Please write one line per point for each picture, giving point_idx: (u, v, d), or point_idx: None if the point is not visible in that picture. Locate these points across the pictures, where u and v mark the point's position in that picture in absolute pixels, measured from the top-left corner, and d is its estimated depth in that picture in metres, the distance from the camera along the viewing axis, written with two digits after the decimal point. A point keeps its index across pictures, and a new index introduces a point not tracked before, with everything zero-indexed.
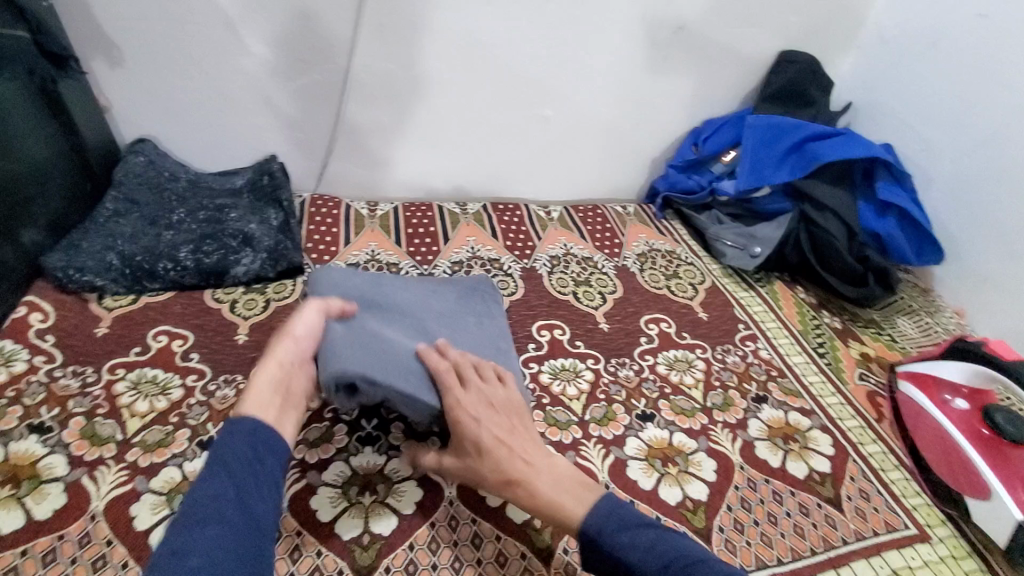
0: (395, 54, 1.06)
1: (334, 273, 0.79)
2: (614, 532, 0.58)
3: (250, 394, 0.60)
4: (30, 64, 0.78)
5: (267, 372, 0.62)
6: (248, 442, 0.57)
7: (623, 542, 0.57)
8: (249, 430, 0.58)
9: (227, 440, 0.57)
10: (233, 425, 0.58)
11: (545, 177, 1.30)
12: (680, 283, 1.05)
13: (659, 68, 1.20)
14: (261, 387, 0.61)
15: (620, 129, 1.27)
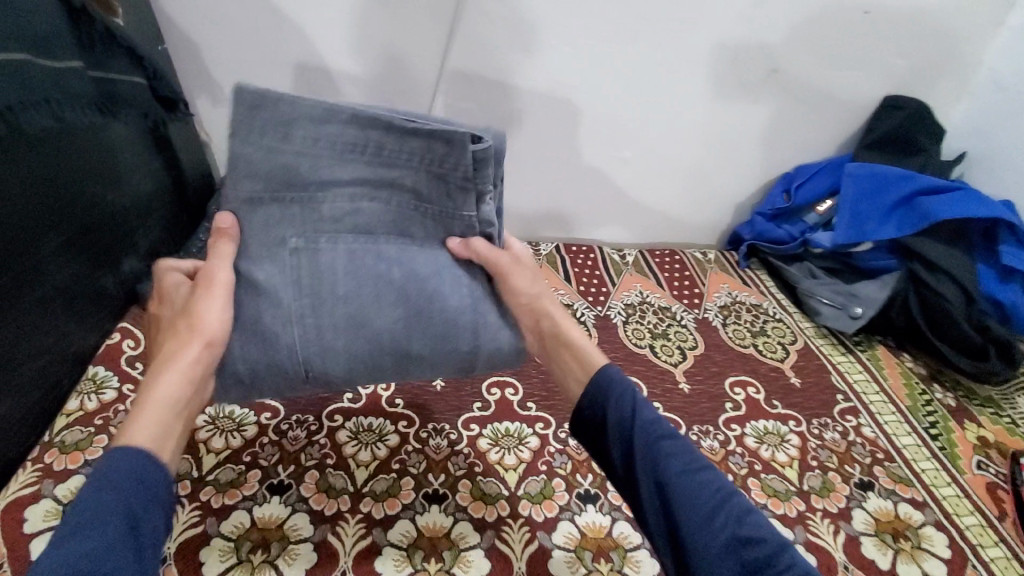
0: (477, 95, 1.07)
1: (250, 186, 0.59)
2: (631, 393, 0.64)
3: (140, 416, 0.54)
4: (144, 108, 0.82)
5: (163, 385, 0.55)
6: (122, 492, 0.49)
7: (637, 403, 0.62)
8: (129, 471, 0.50)
9: (101, 485, 0.49)
10: (111, 462, 0.50)
11: (619, 218, 1.26)
12: (769, 343, 0.99)
13: (749, 111, 1.14)
14: (153, 407, 0.54)
15: (702, 171, 1.21)
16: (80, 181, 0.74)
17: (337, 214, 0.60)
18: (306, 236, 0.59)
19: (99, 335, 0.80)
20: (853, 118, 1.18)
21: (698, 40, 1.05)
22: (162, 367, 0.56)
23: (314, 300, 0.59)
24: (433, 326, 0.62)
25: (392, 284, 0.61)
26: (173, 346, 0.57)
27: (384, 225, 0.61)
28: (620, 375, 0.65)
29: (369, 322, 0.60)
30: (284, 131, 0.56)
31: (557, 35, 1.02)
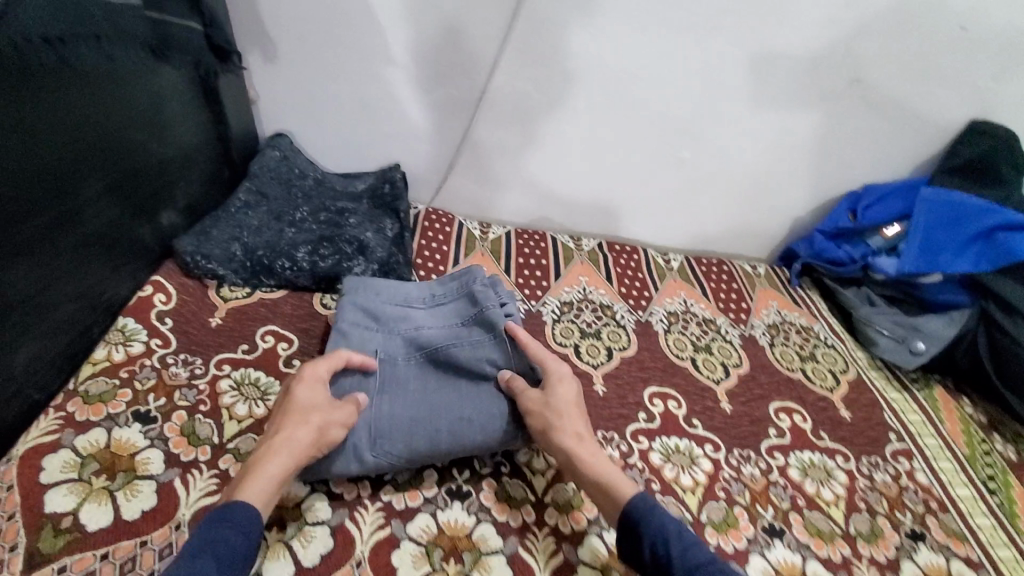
0: (535, 77, 1.02)
1: (354, 320, 0.74)
2: (663, 522, 0.58)
3: (254, 474, 0.56)
4: (195, 56, 0.78)
5: (275, 456, 0.57)
6: (240, 537, 0.52)
7: (671, 537, 0.56)
8: (248, 521, 0.53)
9: (215, 533, 0.51)
10: (227, 510, 0.53)
11: (668, 222, 1.21)
12: (819, 369, 0.94)
13: (821, 121, 1.07)
14: (265, 480, 0.56)
15: (761, 181, 1.15)
16: (128, 125, 0.72)
17: (406, 337, 0.73)
18: (386, 346, 0.73)
19: (132, 286, 0.78)
20: (930, 142, 1.10)
21: (776, 40, 0.98)
22: (281, 447, 0.58)
23: (390, 388, 0.68)
24: (476, 406, 0.67)
25: (449, 378, 0.70)
26: (291, 430, 0.59)
27: (444, 332, 0.74)
28: (646, 503, 0.59)
29: (431, 403, 0.67)
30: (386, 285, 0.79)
31: (625, 23, 0.96)
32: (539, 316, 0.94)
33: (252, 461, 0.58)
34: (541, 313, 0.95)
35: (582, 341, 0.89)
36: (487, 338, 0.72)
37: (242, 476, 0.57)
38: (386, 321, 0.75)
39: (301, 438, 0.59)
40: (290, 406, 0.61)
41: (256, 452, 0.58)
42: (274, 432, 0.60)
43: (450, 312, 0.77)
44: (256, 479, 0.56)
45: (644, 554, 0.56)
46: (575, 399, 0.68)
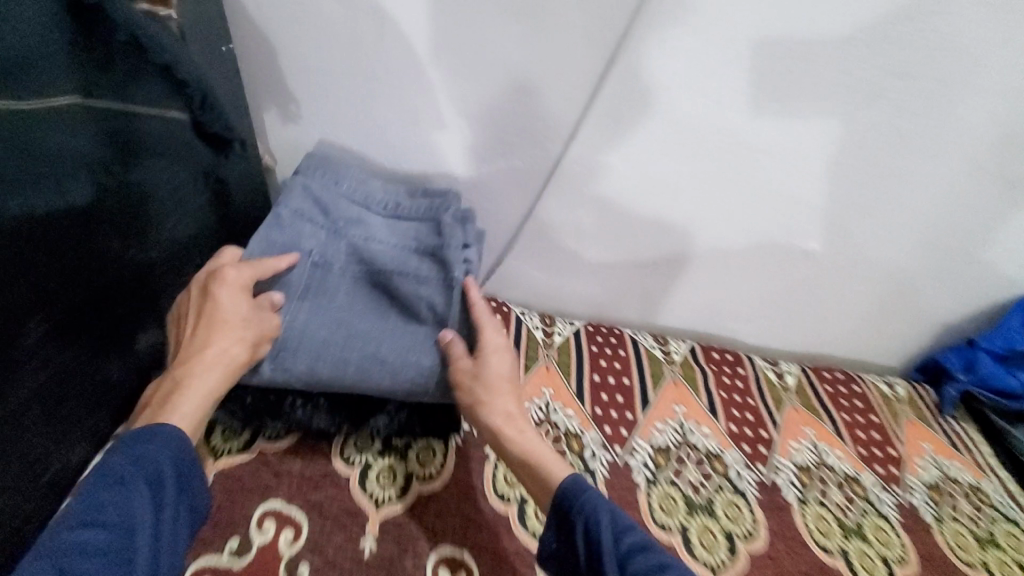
0: (624, 150, 0.79)
1: (293, 206, 0.66)
2: (596, 502, 0.52)
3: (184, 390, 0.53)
4: (177, 148, 0.58)
5: (203, 373, 0.54)
6: (166, 455, 0.50)
7: (605, 515, 0.50)
8: (176, 441, 0.51)
9: (137, 453, 0.49)
10: (151, 431, 0.50)
11: (775, 318, 0.98)
12: (1005, 563, 0.72)
13: (1002, 215, 0.80)
14: (198, 398, 0.53)
15: (905, 280, 0.89)
16: (93, 248, 0.51)
17: (349, 243, 0.67)
18: (323, 246, 0.67)
19: (92, 444, 0.59)
20: None
21: (967, 115, 0.71)
22: (212, 362, 0.54)
23: (312, 296, 0.64)
24: (398, 351, 0.62)
25: (377, 306, 0.65)
26: (218, 342, 0.55)
27: (391, 252, 0.68)
28: (584, 485, 0.53)
29: (351, 329, 0.62)
30: (341, 177, 0.71)
31: (760, 88, 0.71)
32: (628, 474, 0.71)
33: (176, 374, 0.54)
34: (630, 469, 0.71)
35: (692, 520, 0.67)
36: (433, 281, 0.66)
37: (168, 396, 0.53)
38: (336, 213, 0.69)
39: (233, 348, 0.55)
40: (212, 313, 0.56)
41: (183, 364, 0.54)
42: (196, 344, 0.55)
43: (409, 228, 0.70)
44: (184, 394, 0.53)
45: (576, 539, 0.50)
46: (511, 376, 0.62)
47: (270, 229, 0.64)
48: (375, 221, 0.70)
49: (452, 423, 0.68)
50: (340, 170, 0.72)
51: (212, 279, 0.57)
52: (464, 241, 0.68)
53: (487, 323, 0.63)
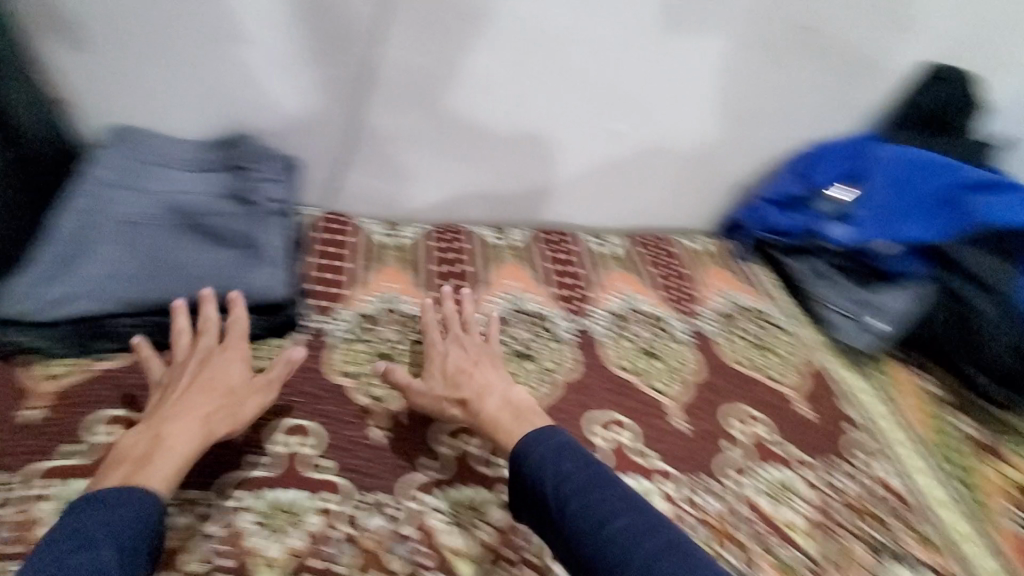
0: (433, 45, 0.85)
1: (103, 176, 0.77)
2: (544, 448, 0.60)
3: (167, 444, 0.56)
4: None
5: (186, 436, 0.58)
6: (137, 522, 0.50)
7: (552, 459, 0.58)
8: (147, 506, 0.51)
9: (107, 511, 0.49)
10: (125, 492, 0.51)
11: (605, 203, 1.06)
12: (773, 362, 0.85)
13: (758, 79, 0.94)
14: (174, 460, 0.56)
15: (702, 154, 1.02)
16: None
17: (154, 195, 0.78)
18: (129, 201, 0.77)
19: None
20: (891, 87, 0.96)
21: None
22: (193, 420, 0.59)
23: (125, 239, 0.74)
24: (214, 268, 0.74)
25: (189, 239, 0.77)
26: (196, 399, 0.61)
27: (198, 196, 0.80)
28: (537, 437, 0.61)
29: (168, 258, 0.74)
30: (142, 143, 0.83)
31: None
32: None
33: (147, 438, 0.57)
34: None
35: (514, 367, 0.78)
36: (238, 212, 0.80)
37: (139, 457, 0.55)
38: (139, 176, 0.79)
39: (217, 411, 0.61)
40: (207, 380, 0.63)
41: (166, 420, 0.59)
42: (185, 405, 0.60)
43: (213, 175, 0.83)
44: (162, 452, 0.56)
45: (527, 483, 0.59)
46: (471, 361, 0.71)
47: (82, 197, 0.75)
48: (178, 173, 0.82)
49: (288, 320, 0.76)
50: (143, 140, 0.83)
51: (214, 353, 0.66)
52: (264, 175, 0.84)
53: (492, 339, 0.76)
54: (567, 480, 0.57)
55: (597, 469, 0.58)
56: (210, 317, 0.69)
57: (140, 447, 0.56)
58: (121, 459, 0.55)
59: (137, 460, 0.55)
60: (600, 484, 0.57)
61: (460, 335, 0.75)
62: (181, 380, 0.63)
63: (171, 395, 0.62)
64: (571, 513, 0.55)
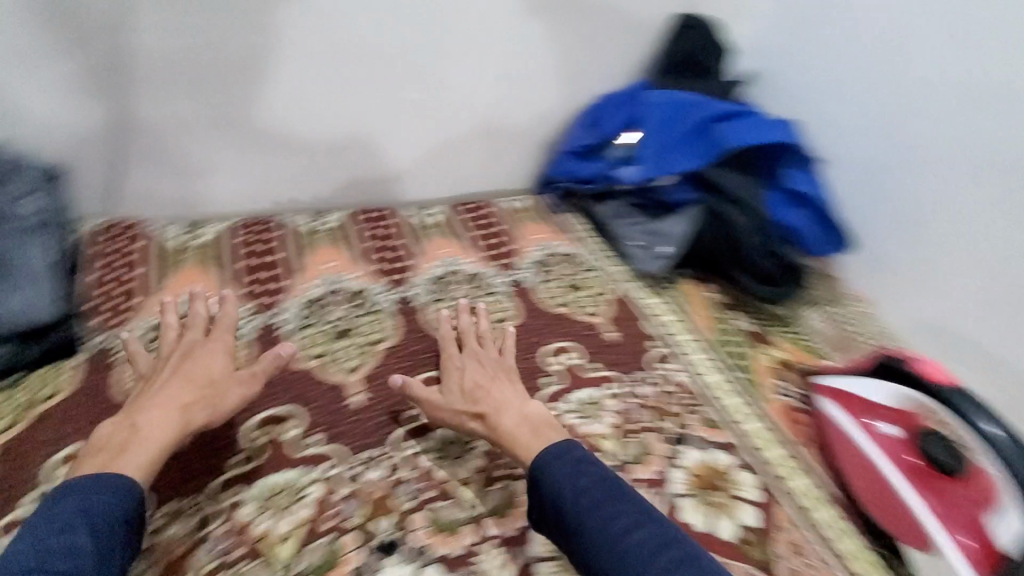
0: (191, 25, 0.81)
1: None
2: (558, 469, 0.63)
3: (147, 434, 0.62)
4: None
5: (162, 428, 0.63)
6: (114, 507, 0.56)
7: (570, 478, 0.62)
8: (123, 496, 0.56)
9: (84, 499, 0.55)
10: (102, 480, 0.57)
11: (423, 175, 1.08)
12: (583, 297, 0.93)
13: (533, 39, 1.00)
14: (152, 448, 0.62)
15: (498, 117, 1.06)
16: None
17: None
18: None
19: None
20: (648, 37, 1.07)
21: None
22: (173, 411, 0.65)
23: None
24: None
25: None
26: (177, 392, 0.67)
27: None
28: (556, 452, 0.65)
29: None
30: None
31: None
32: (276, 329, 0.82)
33: (127, 428, 0.63)
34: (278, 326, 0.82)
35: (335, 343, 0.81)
36: None
37: (119, 446, 0.61)
38: None
39: (198, 405, 0.67)
40: (186, 373, 0.69)
41: (148, 415, 0.64)
42: (163, 397, 0.66)
43: None
44: (135, 442, 0.61)
45: (544, 500, 0.62)
46: (485, 376, 0.74)
47: None
48: None
49: (69, 347, 0.76)
50: None
51: (190, 355, 0.71)
52: (15, 196, 0.77)
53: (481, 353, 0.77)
54: (582, 495, 0.60)
55: (608, 478, 0.62)
56: (200, 315, 0.75)
57: (119, 436, 0.62)
58: (103, 447, 0.61)
59: (114, 447, 0.61)
60: (615, 494, 0.61)
61: (481, 351, 0.78)
62: (169, 370, 0.69)
63: (157, 381, 0.68)
64: (591, 527, 0.58)
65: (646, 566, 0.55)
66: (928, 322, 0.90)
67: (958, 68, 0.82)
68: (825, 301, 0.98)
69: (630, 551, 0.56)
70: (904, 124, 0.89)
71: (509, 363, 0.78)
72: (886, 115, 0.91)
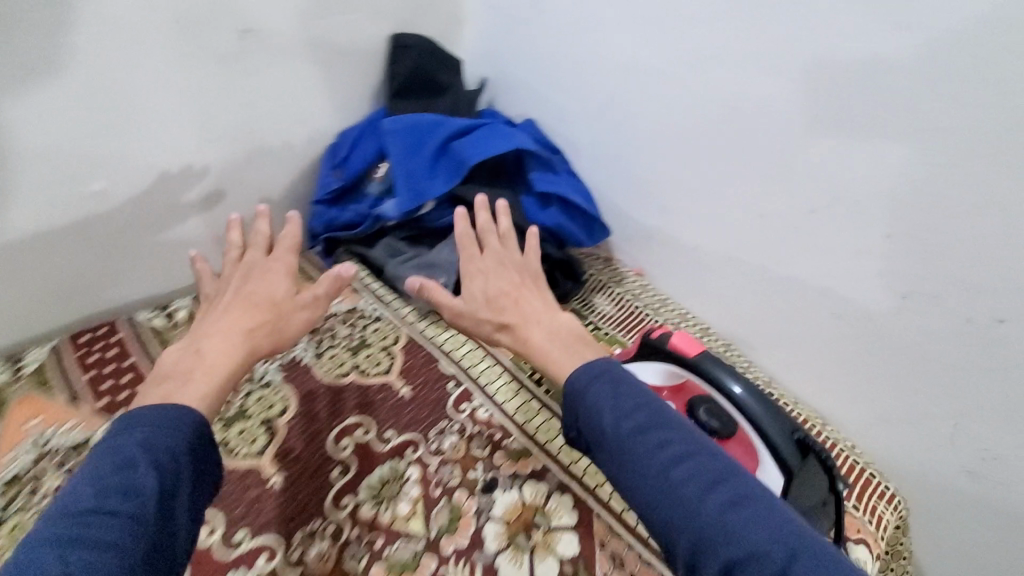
0: None
1: None
2: (596, 399, 0.62)
3: (209, 352, 0.68)
4: None
5: (223, 348, 0.69)
6: (175, 440, 0.54)
7: (607, 402, 0.61)
8: (184, 425, 0.55)
9: (130, 434, 0.53)
10: (139, 413, 0.55)
11: (154, 271, 0.94)
12: (371, 355, 0.85)
13: (233, 94, 0.88)
14: (222, 363, 0.67)
15: (222, 185, 0.94)
16: None
17: None
18: None
19: None
20: (366, 64, 1.01)
21: (90, 3, 0.70)
22: (233, 331, 0.72)
23: None
24: None
25: None
26: (237, 315, 0.74)
27: None
28: (590, 374, 0.65)
29: None
30: None
31: None
32: None
33: (189, 354, 0.68)
34: None
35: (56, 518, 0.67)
36: None
37: (186, 369, 0.66)
38: None
39: (258, 321, 0.74)
40: (246, 295, 0.77)
41: (212, 337, 0.71)
42: (228, 320, 0.73)
43: None
44: (201, 369, 0.66)
45: (584, 422, 0.62)
46: (512, 281, 0.80)
47: None
48: None
49: None
50: None
51: (250, 280, 0.79)
52: None
53: (506, 254, 0.84)
54: (624, 421, 0.59)
55: (655, 408, 0.61)
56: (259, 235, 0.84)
57: (186, 364, 0.67)
58: (164, 377, 0.65)
59: (179, 376, 0.65)
60: (665, 424, 0.59)
61: (503, 252, 0.84)
62: (232, 295, 0.78)
63: (203, 315, 0.76)
64: (635, 453, 0.57)
65: (694, 497, 0.53)
66: (690, 282, 0.95)
67: (645, 46, 0.86)
68: (606, 282, 1.01)
69: (677, 478, 0.54)
70: (622, 106, 0.92)
71: (531, 265, 0.84)
72: (603, 98, 0.95)
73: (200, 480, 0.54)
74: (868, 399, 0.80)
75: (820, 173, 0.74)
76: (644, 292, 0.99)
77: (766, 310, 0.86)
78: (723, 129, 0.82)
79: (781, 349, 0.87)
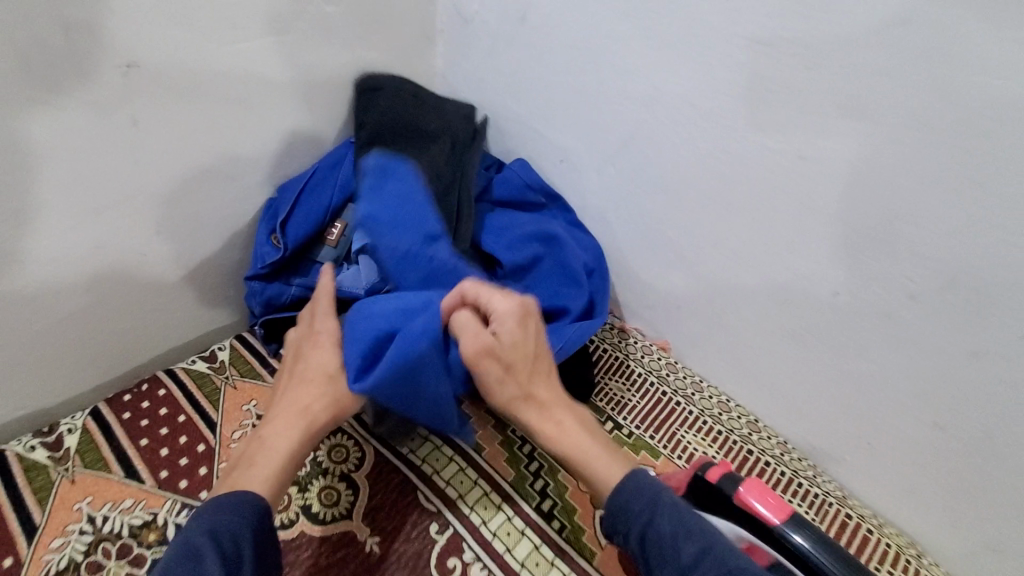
0: None
1: None
2: (647, 513, 0.52)
3: (268, 443, 0.57)
4: None
5: (281, 437, 0.58)
6: (240, 522, 0.49)
7: (659, 517, 0.51)
8: (245, 508, 0.50)
9: (195, 523, 0.48)
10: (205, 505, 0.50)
11: (42, 381, 0.72)
12: (326, 489, 0.65)
13: (130, 152, 0.66)
14: (277, 456, 0.56)
15: (130, 266, 0.73)
16: None
17: None
18: None
19: None
20: (314, 101, 0.80)
21: None
22: (292, 412, 0.59)
23: None
24: None
25: None
26: (296, 393, 0.61)
27: None
28: (636, 482, 0.54)
29: None
30: None
31: None
32: None
33: (253, 444, 0.58)
34: None
35: None
36: None
37: (243, 461, 0.57)
38: None
39: (316, 400, 0.60)
40: (303, 367, 0.64)
41: (271, 421, 0.60)
42: (288, 399, 0.61)
43: None
44: (264, 456, 0.56)
45: (631, 542, 0.52)
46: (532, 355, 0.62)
47: None
48: None
49: None
50: None
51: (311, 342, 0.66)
52: None
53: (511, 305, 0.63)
54: (677, 541, 0.49)
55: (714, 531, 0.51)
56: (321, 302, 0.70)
57: (249, 450, 0.58)
58: (231, 467, 0.57)
59: (243, 464, 0.56)
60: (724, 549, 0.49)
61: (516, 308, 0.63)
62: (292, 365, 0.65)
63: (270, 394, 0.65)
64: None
65: None
66: (729, 362, 0.77)
67: (670, 79, 0.66)
68: (625, 361, 0.82)
69: None
70: (638, 152, 0.73)
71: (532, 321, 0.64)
72: (618, 138, 0.74)
73: (265, 564, 0.49)
74: (977, 529, 0.62)
75: (916, 253, 0.55)
76: (673, 375, 0.81)
77: (835, 407, 0.69)
78: (775, 184, 0.62)
79: (856, 453, 0.69)
